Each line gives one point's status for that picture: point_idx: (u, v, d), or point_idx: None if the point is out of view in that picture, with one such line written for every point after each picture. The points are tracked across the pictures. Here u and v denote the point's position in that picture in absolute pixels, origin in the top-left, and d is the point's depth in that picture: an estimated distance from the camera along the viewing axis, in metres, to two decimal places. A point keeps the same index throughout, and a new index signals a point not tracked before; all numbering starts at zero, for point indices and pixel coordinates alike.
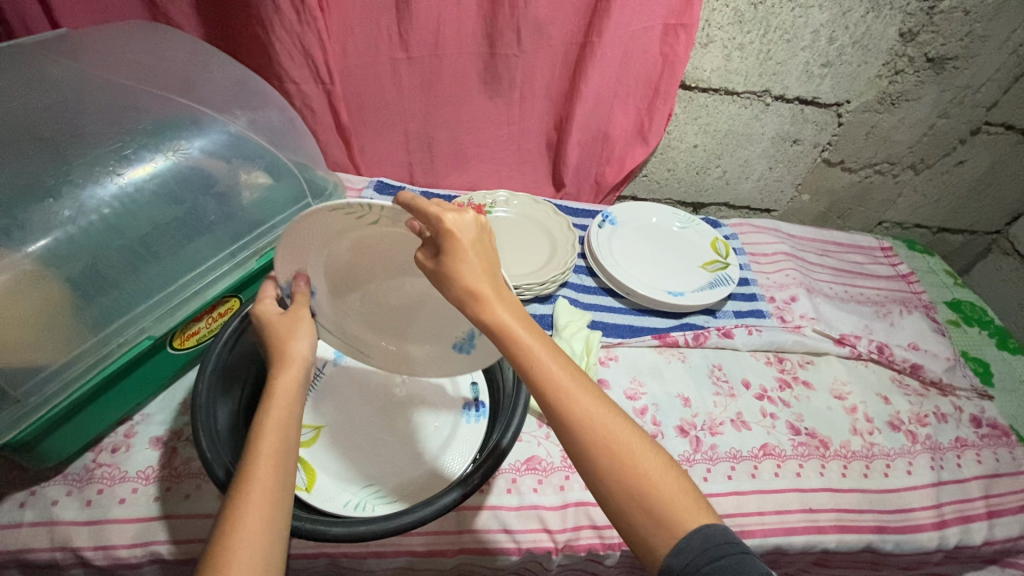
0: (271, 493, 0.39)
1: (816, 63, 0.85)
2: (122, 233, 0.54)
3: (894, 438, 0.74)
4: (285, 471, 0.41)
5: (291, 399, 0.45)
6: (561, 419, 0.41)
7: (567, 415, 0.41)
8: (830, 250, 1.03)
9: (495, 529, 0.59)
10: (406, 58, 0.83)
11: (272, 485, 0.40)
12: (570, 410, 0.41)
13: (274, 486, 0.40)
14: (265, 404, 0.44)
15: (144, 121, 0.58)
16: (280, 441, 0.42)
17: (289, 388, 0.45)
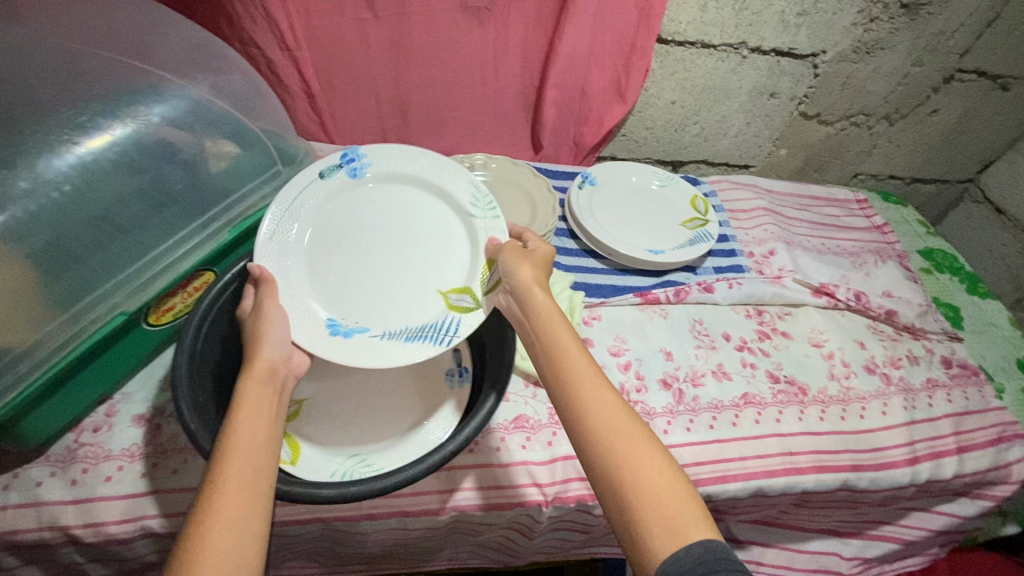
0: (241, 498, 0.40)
1: (792, 12, 0.84)
2: (84, 208, 0.52)
3: (869, 382, 0.77)
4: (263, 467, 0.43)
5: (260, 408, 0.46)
6: (577, 411, 0.44)
7: (585, 409, 0.44)
8: (807, 204, 1.04)
9: (487, 486, 0.60)
10: (374, 18, 0.80)
11: (250, 479, 0.41)
12: (588, 405, 0.44)
13: (251, 480, 0.41)
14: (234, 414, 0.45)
15: (100, 86, 0.55)
16: (251, 449, 0.43)
17: (260, 391, 0.48)
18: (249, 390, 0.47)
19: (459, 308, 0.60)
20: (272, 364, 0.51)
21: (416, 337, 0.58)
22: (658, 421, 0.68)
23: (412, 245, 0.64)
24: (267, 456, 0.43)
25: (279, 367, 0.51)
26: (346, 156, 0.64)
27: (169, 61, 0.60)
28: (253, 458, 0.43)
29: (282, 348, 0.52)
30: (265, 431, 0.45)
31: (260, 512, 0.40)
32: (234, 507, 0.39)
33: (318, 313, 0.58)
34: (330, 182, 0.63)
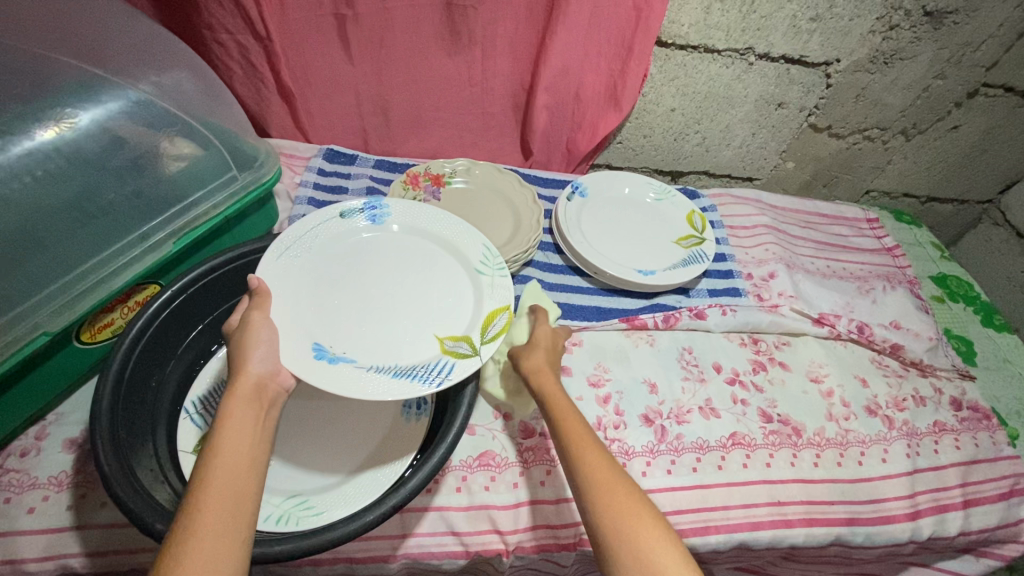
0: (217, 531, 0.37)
1: (804, 17, 0.78)
2: (2, 220, 0.48)
3: (870, 424, 0.71)
4: (245, 491, 0.39)
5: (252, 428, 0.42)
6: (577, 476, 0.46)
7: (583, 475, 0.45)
8: (813, 223, 0.98)
9: (442, 532, 0.55)
10: (352, 15, 0.76)
11: (228, 507, 0.38)
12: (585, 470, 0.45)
13: (229, 509, 0.38)
14: (223, 429, 0.42)
15: (24, 86, 0.50)
16: (235, 472, 0.40)
17: (245, 410, 0.43)
18: (235, 408, 0.43)
19: (455, 353, 0.53)
20: (259, 379, 0.46)
21: (404, 375, 0.51)
22: (637, 461, 0.63)
23: (419, 290, 0.59)
24: (249, 481, 0.40)
25: (267, 385, 0.46)
26: (370, 204, 0.63)
27: (111, 57, 0.55)
28: (234, 483, 0.39)
29: (268, 364, 0.47)
30: (249, 452, 0.41)
31: (239, 540, 0.38)
32: (211, 535, 0.37)
33: (302, 337, 0.51)
34: (348, 223, 0.61)
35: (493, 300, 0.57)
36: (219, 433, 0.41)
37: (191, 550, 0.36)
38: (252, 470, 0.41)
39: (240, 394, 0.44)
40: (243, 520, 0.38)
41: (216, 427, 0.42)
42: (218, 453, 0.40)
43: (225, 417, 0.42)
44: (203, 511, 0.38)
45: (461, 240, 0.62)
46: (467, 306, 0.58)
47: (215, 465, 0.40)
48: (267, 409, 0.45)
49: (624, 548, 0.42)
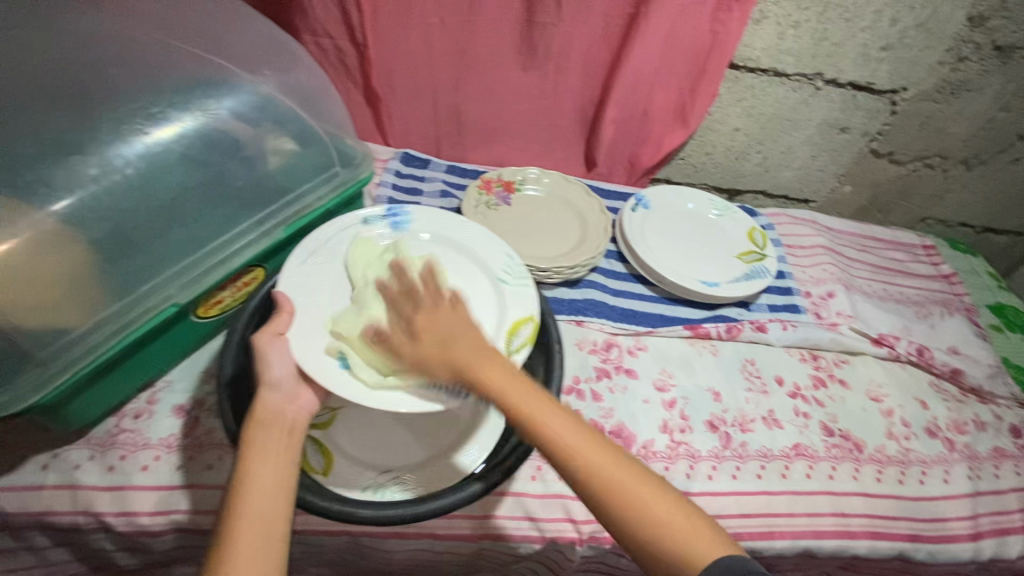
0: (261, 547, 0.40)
1: (875, 46, 0.81)
2: (149, 197, 0.52)
3: (931, 445, 0.72)
4: (273, 509, 0.42)
5: (269, 453, 0.45)
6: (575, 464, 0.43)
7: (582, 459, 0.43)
8: (869, 246, 0.99)
9: (519, 516, 0.58)
10: (440, 24, 0.81)
11: (259, 536, 0.41)
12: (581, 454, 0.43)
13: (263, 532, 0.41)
14: (245, 458, 0.45)
15: (173, 77, 0.55)
16: (263, 497, 0.43)
17: (265, 435, 0.47)
18: (255, 436, 0.46)
19: None
20: (275, 407, 0.49)
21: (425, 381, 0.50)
22: (703, 465, 0.64)
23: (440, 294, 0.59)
24: (276, 501, 0.43)
25: (285, 410, 0.49)
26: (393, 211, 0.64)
27: (239, 55, 0.60)
28: (263, 506, 0.42)
29: (283, 390, 0.50)
30: (274, 475, 0.44)
31: (272, 551, 0.41)
32: (247, 550, 0.40)
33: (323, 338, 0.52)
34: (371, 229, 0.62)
35: (516, 306, 0.56)
36: (244, 464, 0.44)
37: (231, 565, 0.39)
38: (279, 490, 0.44)
39: (260, 423, 0.47)
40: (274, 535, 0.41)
41: (241, 456, 0.45)
42: (247, 479, 0.43)
43: (249, 445, 0.46)
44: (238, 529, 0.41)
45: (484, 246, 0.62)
46: (492, 309, 0.57)
47: (246, 490, 0.43)
48: (288, 431, 0.48)
49: (637, 523, 0.42)
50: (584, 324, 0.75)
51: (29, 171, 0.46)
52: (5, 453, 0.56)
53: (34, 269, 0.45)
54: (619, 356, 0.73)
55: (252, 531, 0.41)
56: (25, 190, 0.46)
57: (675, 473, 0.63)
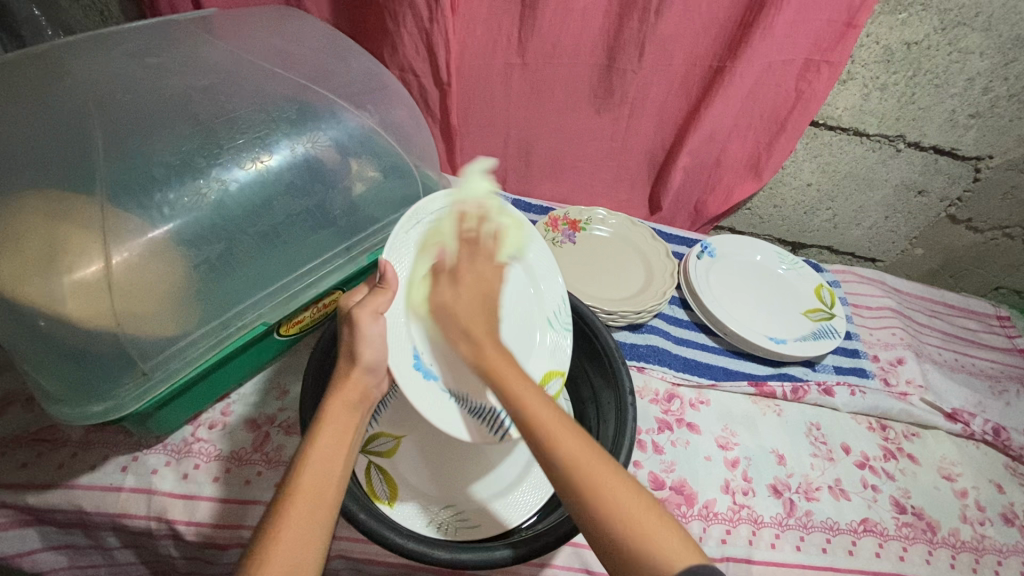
0: (309, 526, 0.40)
1: (963, 112, 0.79)
2: (257, 221, 0.54)
3: (1008, 533, 0.68)
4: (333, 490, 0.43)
5: (340, 435, 0.46)
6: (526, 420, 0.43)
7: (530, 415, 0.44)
8: (940, 312, 0.96)
9: (577, 568, 0.57)
10: (520, 65, 0.79)
11: (312, 512, 0.41)
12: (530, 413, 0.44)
13: (318, 512, 0.41)
14: (313, 432, 0.45)
15: (290, 109, 0.58)
16: (324, 477, 0.43)
17: (342, 414, 0.47)
18: (333, 411, 0.46)
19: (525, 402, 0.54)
20: (364, 385, 0.49)
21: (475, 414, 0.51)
22: (765, 532, 0.62)
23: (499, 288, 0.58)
24: (335, 487, 0.43)
25: (370, 390, 0.49)
26: (477, 179, 0.61)
27: (343, 89, 0.63)
28: (324, 485, 0.42)
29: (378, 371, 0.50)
30: (343, 460, 0.45)
31: (321, 530, 0.41)
32: (301, 524, 0.40)
33: (404, 337, 0.51)
34: (465, 198, 0.58)
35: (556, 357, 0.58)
36: (318, 442, 0.44)
37: (284, 531, 0.39)
38: (342, 478, 0.44)
39: (340, 399, 0.47)
40: (324, 517, 0.41)
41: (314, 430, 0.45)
42: (315, 456, 0.43)
43: (325, 420, 0.46)
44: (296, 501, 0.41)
45: (538, 261, 0.62)
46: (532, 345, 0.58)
47: (311, 464, 0.43)
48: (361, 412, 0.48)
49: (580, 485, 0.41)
50: (646, 371, 0.74)
51: (157, 189, 0.50)
52: (89, 451, 0.58)
53: (144, 283, 0.47)
54: (681, 408, 0.72)
55: (311, 501, 0.41)
56: (152, 208, 0.49)
57: (737, 537, 0.61)
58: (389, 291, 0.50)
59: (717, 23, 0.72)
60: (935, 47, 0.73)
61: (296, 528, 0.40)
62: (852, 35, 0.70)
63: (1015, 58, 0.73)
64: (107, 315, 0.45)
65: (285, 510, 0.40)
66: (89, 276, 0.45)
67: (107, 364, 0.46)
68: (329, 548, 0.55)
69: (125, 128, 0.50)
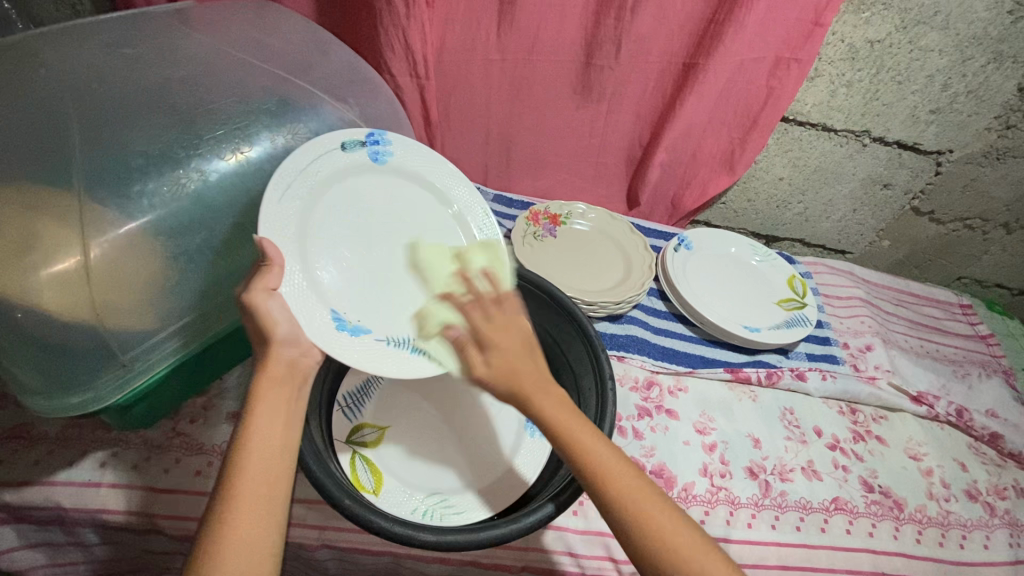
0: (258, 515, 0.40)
1: (924, 108, 0.83)
2: (237, 211, 0.55)
3: (971, 508, 0.72)
4: (282, 469, 0.42)
5: (276, 417, 0.44)
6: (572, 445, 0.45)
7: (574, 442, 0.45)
8: (906, 301, 1.00)
9: (561, 551, 0.58)
10: (501, 61, 0.80)
11: (264, 499, 0.40)
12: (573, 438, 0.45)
13: (266, 499, 0.41)
14: (248, 419, 0.43)
15: (269, 100, 0.58)
16: (267, 462, 0.42)
17: (276, 390, 0.45)
18: (265, 390, 0.45)
19: None
20: (289, 361, 0.47)
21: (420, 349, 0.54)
22: (742, 512, 0.64)
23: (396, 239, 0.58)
24: (281, 464, 0.42)
25: (297, 362, 0.47)
26: (372, 137, 0.58)
27: (323, 82, 0.63)
28: (269, 469, 0.42)
29: (295, 344, 0.47)
30: (282, 436, 0.44)
31: (275, 515, 0.41)
32: (254, 511, 0.40)
33: (319, 306, 0.51)
34: (350, 156, 0.56)
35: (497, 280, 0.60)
36: (255, 423, 0.43)
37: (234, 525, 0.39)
38: (286, 453, 0.43)
39: (274, 378, 0.45)
40: (276, 503, 0.41)
41: (249, 409, 0.43)
42: (251, 440, 0.42)
43: (258, 402, 0.44)
44: (242, 492, 0.40)
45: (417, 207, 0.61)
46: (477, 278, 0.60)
47: (253, 449, 0.42)
48: (297, 388, 0.47)
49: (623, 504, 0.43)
50: (626, 359, 0.76)
51: (135, 181, 0.49)
52: (66, 447, 0.57)
53: (122, 275, 0.47)
54: (660, 396, 0.73)
55: (259, 487, 0.41)
56: (130, 199, 0.49)
57: (715, 518, 0.63)
58: (278, 264, 0.47)
59: (691, 21, 0.74)
60: (896, 45, 0.76)
61: (249, 520, 0.39)
62: (818, 34, 0.73)
63: (972, 56, 0.76)
64: (85, 307, 0.45)
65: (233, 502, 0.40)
66: (66, 268, 0.44)
67: (86, 356, 0.46)
68: (313, 538, 0.55)
69: (102, 119, 0.50)
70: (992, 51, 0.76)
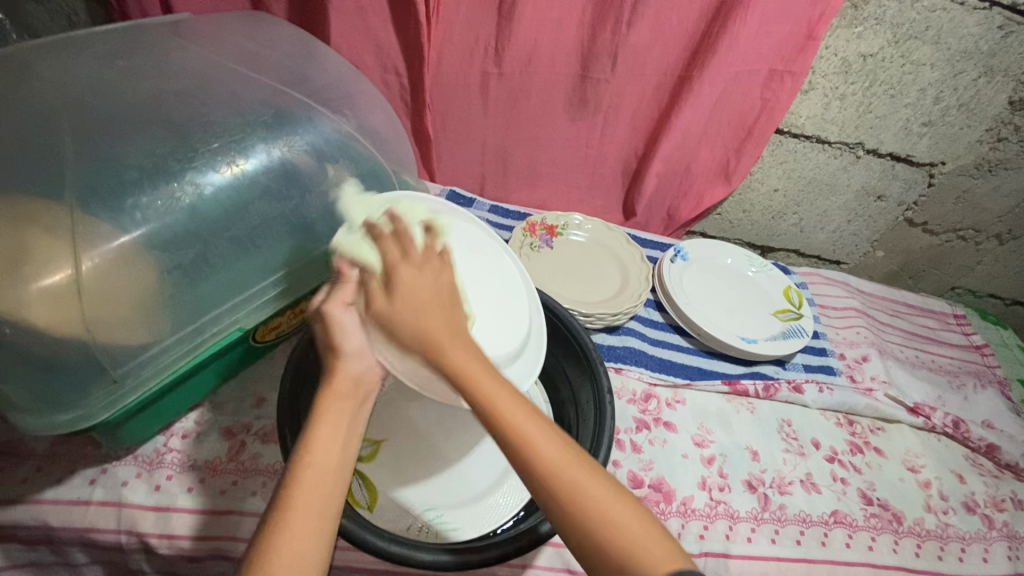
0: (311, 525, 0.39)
1: (917, 121, 0.84)
2: (233, 224, 0.54)
3: (969, 521, 0.71)
4: (335, 469, 0.42)
5: (338, 431, 0.43)
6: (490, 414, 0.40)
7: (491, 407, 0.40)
8: (901, 311, 1.00)
9: (559, 568, 0.57)
10: (497, 73, 0.80)
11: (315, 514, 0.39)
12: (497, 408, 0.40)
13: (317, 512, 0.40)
14: (311, 432, 0.42)
15: (265, 114, 0.58)
16: (319, 482, 0.40)
17: (342, 403, 0.44)
18: (330, 402, 0.44)
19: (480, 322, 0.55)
20: (355, 376, 0.45)
21: None
22: (741, 526, 0.64)
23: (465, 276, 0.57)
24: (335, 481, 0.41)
25: (364, 378, 0.46)
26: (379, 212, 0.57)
27: (321, 95, 0.63)
28: (322, 481, 0.41)
29: (363, 359, 0.46)
30: (339, 456, 0.42)
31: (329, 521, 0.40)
32: (305, 524, 0.39)
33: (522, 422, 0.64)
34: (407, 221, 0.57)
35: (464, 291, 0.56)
36: (315, 434, 0.42)
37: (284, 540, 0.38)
38: (341, 474, 0.42)
39: (340, 394, 0.45)
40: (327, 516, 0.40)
41: (313, 424, 0.43)
42: (312, 453, 0.41)
43: (323, 415, 0.43)
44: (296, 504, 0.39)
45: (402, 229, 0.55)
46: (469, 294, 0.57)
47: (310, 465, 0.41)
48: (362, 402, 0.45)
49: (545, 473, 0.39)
50: (624, 371, 0.76)
51: (129, 194, 0.49)
52: (55, 464, 0.56)
53: (112, 287, 0.46)
54: (658, 408, 0.73)
55: (315, 489, 0.40)
56: (124, 213, 0.48)
57: (714, 533, 0.63)
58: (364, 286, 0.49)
59: (685, 34, 0.75)
60: (889, 59, 0.77)
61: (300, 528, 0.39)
62: (811, 47, 0.74)
63: (963, 70, 0.77)
64: (76, 320, 0.44)
65: (285, 514, 0.39)
66: (57, 282, 0.44)
67: (77, 370, 0.45)
68: None
69: (95, 132, 0.49)
70: (983, 64, 0.77)
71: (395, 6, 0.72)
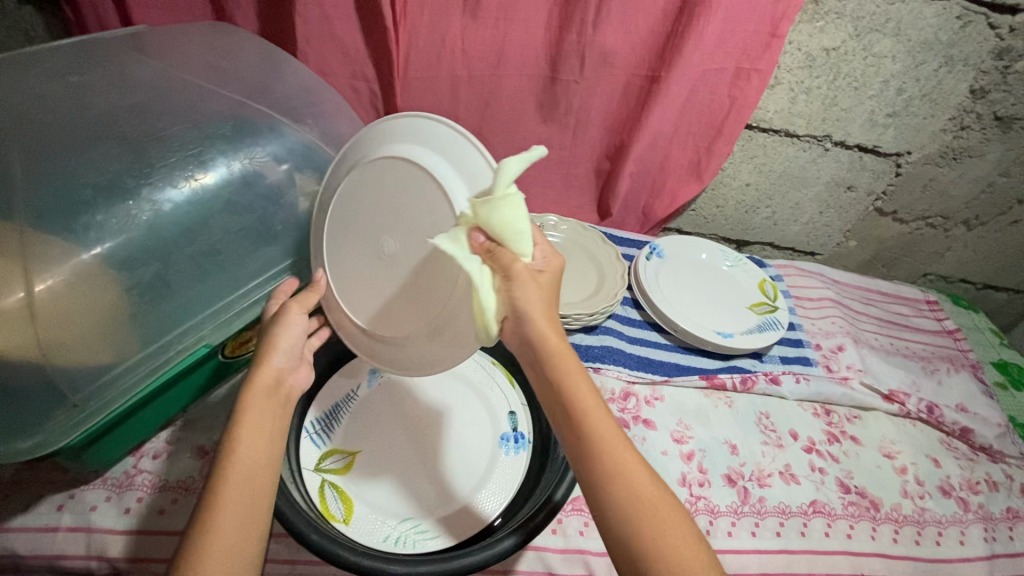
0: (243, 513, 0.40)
1: (881, 112, 0.85)
2: (194, 239, 0.54)
3: (945, 505, 0.73)
4: (263, 463, 0.43)
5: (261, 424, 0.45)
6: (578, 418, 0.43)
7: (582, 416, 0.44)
8: (875, 300, 1.02)
9: (540, 572, 0.57)
10: (466, 76, 0.79)
11: (246, 507, 0.40)
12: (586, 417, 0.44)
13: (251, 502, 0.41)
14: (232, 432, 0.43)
15: (225, 126, 0.57)
16: (248, 478, 0.41)
17: (262, 401, 0.46)
18: (248, 402, 0.45)
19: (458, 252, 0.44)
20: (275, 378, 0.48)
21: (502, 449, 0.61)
22: (722, 521, 0.64)
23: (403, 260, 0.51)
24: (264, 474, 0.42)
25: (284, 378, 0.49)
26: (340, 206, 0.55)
27: (284, 105, 0.63)
28: (250, 475, 0.42)
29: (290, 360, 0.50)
30: (265, 451, 0.44)
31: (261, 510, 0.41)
32: (236, 515, 0.40)
33: (487, 436, 0.62)
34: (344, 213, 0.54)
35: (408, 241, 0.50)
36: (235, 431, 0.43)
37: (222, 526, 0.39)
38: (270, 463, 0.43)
39: (256, 396, 0.46)
40: (259, 507, 0.41)
41: (232, 426, 0.44)
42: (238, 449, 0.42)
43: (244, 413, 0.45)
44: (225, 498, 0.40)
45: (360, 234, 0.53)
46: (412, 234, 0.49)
47: (235, 461, 0.42)
48: (284, 403, 0.48)
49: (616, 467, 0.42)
50: (602, 371, 0.76)
51: (84, 212, 0.48)
52: (21, 491, 0.55)
53: (70, 307, 0.45)
54: (637, 406, 0.73)
55: (241, 487, 0.41)
56: (78, 230, 0.47)
57: None
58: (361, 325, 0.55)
59: (652, 33, 0.75)
60: (851, 52, 0.78)
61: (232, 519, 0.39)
62: (776, 45, 0.74)
63: (923, 60, 0.79)
64: (31, 343, 0.43)
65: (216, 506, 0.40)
66: (11, 304, 0.42)
67: (34, 394, 0.44)
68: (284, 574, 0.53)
69: (48, 151, 0.48)
70: (943, 55, 0.78)
71: (358, 13, 0.71)
